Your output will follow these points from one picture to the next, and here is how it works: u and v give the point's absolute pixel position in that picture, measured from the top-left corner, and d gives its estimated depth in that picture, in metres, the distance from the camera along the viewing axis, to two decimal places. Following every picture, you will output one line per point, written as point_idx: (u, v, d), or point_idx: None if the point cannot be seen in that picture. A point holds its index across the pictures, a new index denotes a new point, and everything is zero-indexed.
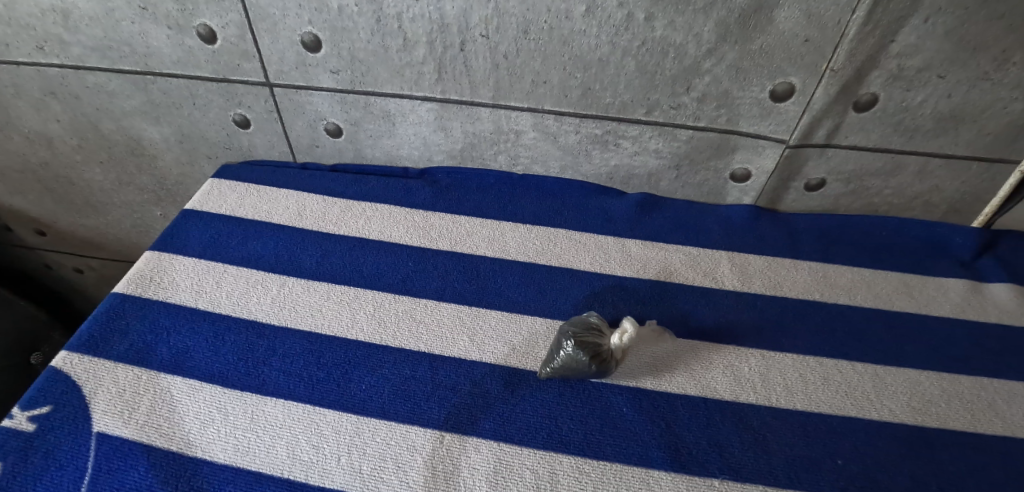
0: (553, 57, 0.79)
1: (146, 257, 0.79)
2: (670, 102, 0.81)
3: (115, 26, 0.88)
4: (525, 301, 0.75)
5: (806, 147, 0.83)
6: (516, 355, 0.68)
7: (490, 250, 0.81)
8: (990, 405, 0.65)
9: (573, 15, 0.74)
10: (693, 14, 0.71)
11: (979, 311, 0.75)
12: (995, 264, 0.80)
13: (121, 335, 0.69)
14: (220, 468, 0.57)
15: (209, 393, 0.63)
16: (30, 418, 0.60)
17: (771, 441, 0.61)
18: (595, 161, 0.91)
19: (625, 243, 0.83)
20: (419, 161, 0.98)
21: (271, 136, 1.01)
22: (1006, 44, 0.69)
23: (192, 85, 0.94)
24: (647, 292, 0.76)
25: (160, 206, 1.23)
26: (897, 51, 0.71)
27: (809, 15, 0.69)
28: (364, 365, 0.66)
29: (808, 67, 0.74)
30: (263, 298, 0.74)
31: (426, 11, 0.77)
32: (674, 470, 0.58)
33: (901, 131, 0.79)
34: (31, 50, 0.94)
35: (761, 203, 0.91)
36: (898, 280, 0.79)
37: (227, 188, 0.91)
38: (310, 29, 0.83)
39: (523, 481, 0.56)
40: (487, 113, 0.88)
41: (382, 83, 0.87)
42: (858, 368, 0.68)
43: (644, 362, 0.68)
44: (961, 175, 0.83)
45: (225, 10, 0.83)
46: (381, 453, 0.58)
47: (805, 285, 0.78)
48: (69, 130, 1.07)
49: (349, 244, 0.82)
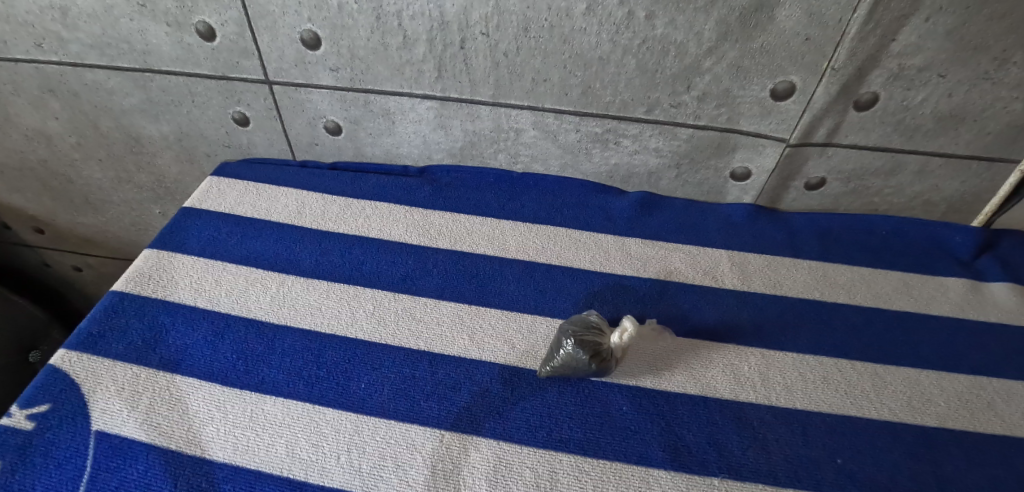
0: (554, 55, 0.79)
1: (145, 255, 0.79)
2: (670, 101, 0.81)
3: (114, 23, 0.88)
4: (525, 300, 0.75)
5: (806, 147, 0.83)
6: (516, 354, 0.68)
7: (489, 248, 0.81)
8: (990, 404, 0.65)
9: (573, 13, 0.74)
10: (693, 12, 0.71)
11: (978, 310, 0.75)
12: (994, 264, 0.80)
13: (119, 333, 0.69)
14: (219, 467, 0.57)
15: (208, 392, 0.63)
16: (29, 416, 0.60)
17: (771, 440, 0.61)
18: (595, 160, 0.91)
19: (625, 242, 0.83)
20: (419, 159, 0.98)
21: (270, 134, 1.00)
22: (1006, 43, 0.69)
23: (191, 82, 0.94)
24: (647, 291, 0.76)
25: (159, 204, 1.22)
26: (898, 51, 0.71)
27: (809, 14, 0.69)
28: (364, 364, 0.66)
29: (808, 66, 0.74)
30: (262, 297, 0.74)
31: (426, 9, 0.77)
32: (674, 470, 0.58)
33: (901, 130, 0.79)
34: (30, 47, 0.94)
35: (761, 201, 0.91)
36: (898, 279, 0.79)
37: (226, 186, 0.91)
38: (310, 26, 0.82)
39: (523, 480, 0.56)
40: (487, 112, 0.88)
41: (382, 81, 0.87)
42: (858, 367, 0.68)
43: (644, 361, 0.68)
44: (961, 175, 0.83)
45: (224, 8, 0.83)
46: (381, 452, 0.58)
47: (805, 284, 0.78)
48: (68, 127, 1.07)
49: (348, 243, 0.82)
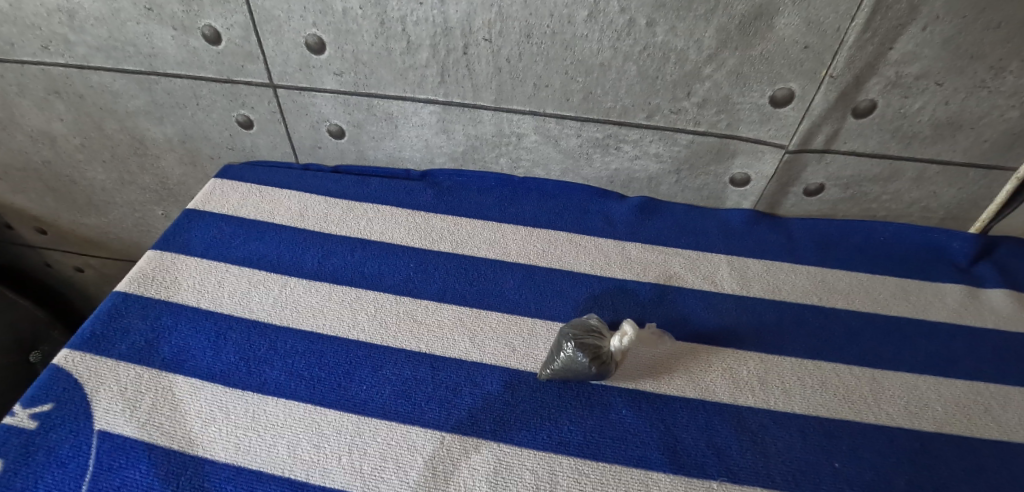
0: (556, 61, 0.80)
1: (149, 257, 0.80)
2: (670, 107, 0.82)
3: (120, 27, 0.89)
4: (525, 303, 0.75)
5: (805, 153, 0.83)
6: (517, 356, 0.69)
7: (490, 252, 0.82)
8: (986, 409, 0.66)
9: (575, 20, 0.75)
10: (694, 20, 0.72)
11: (976, 316, 0.76)
12: (992, 270, 0.81)
13: (123, 334, 0.69)
14: (220, 467, 0.57)
15: (210, 392, 0.64)
16: (32, 415, 0.61)
17: (769, 444, 0.61)
18: (596, 165, 0.92)
19: (625, 246, 0.83)
20: (421, 162, 0.99)
21: (274, 137, 1.01)
22: (1003, 52, 0.69)
23: (196, 85, 0.95)
24: (648, 295, 0.77)
25: (162, 206, 1.23)
26: (896, 59, 0.72)
27: (808, 22, 0.70)
28: (365, 366, 0.67)
29: (807, 74, 0.75)
30: (264, 299, 0.74)
31: (430, 15, 0.78)
32: (673, 472, 0.58)
33: (900, 137, 0.80)
34: (36, 49, 0.95)
35: (760, 207, 0.92)
36: (896, 285, 0.79)
37: (229, 188, 0.92)
38: (315, 31, 0.83)
39: (522, 482, 0.57)
40: (489, 116, 0.89)
41: (386, 85, 0.88)
42: (855, 372, 0.69)
43: (643, 365, 0.69)
44: (959, 182, 0.84)
45: (230, 12, 0.84)
46: (382, 453, 0.59)
47: (804, 290, 0.78)
48: (72, 128, 1.08)
49: (350, 245, 0.82)
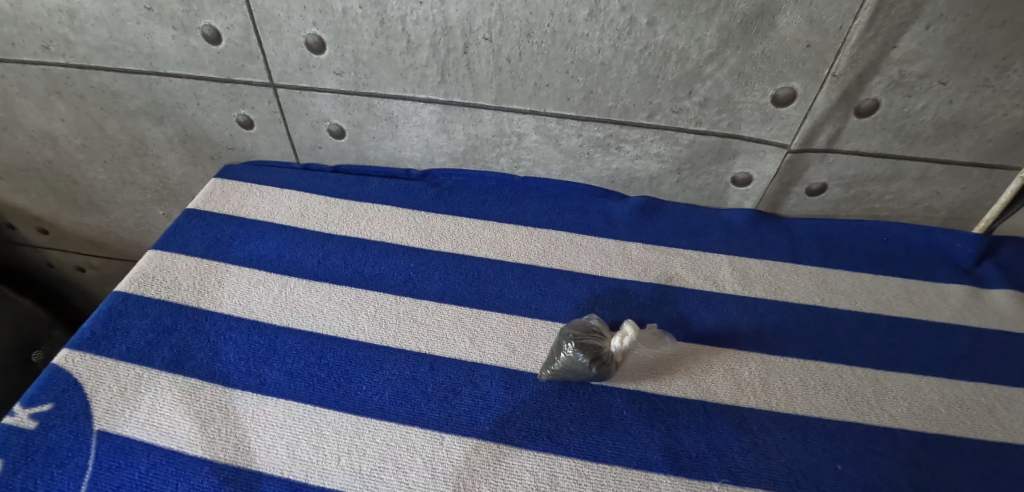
0: (556, 60, 0.80)
1: (148, 257, 0.79)
2: (671, 107, 0.81)
3: (120, 26, 0.89)
4: (526, 303, 0.75)
5: (807, 153, 0.83)
6: (517, 357, 0.68)
7: (491, 252, 0.81)
8: (990, 411, 0.65)
9: (576, 19, 0.75)
10: (695, 19, 0.72)
11: (979, 317, 0.75)
12: (996, 271, 0.80)
13: (123, 334, 0.69)
14: (219, 467, 0.57)
15: (210, 392, 0.64)
16: (32, 416, 0.61)
17: (771, 445, 0.61)
18: (596, 165, 0.91)
19: (626, 246, 0.83)
20: (421, 162, 0.98)
21: (274, 137, 1.01)
22: (1007, 51, 0.69)
23: (196, 85, 0.95)
24: (648, 295, 0.76)
25: (162, 206, 1.23)
26: (899, 58, 0.71)
27: (810, 21, 0.69)
28: (364, 366, 0.67)
29: (809, 73, 0.74)
30: (264, 299, 0.74)
31: (430, 14, 0.78)
32: (674, 473, 0.58)
33: (902, 137, 0.79)
34: (37, 49, 0.95)
35: (762, 207, 0.91)
36: (899, 286, 0.79)
37: (230, 188, 0.92)
38: (314, 31, 0.83)
39: (522, 482, 0.56)
40: (490, 115, 0.88)
41: (386, 85, 0.88)
42: (857, 373, 0.69)
43: (644, 365, 0.68)
44: (962, 181, 0.83)
45: (230, 11, 0.84)
46: (381, 454, 0.58)
47: (805, 290, 0.78)
48: (73, 128, 1.08)
49: (351, 245, 0.82)
